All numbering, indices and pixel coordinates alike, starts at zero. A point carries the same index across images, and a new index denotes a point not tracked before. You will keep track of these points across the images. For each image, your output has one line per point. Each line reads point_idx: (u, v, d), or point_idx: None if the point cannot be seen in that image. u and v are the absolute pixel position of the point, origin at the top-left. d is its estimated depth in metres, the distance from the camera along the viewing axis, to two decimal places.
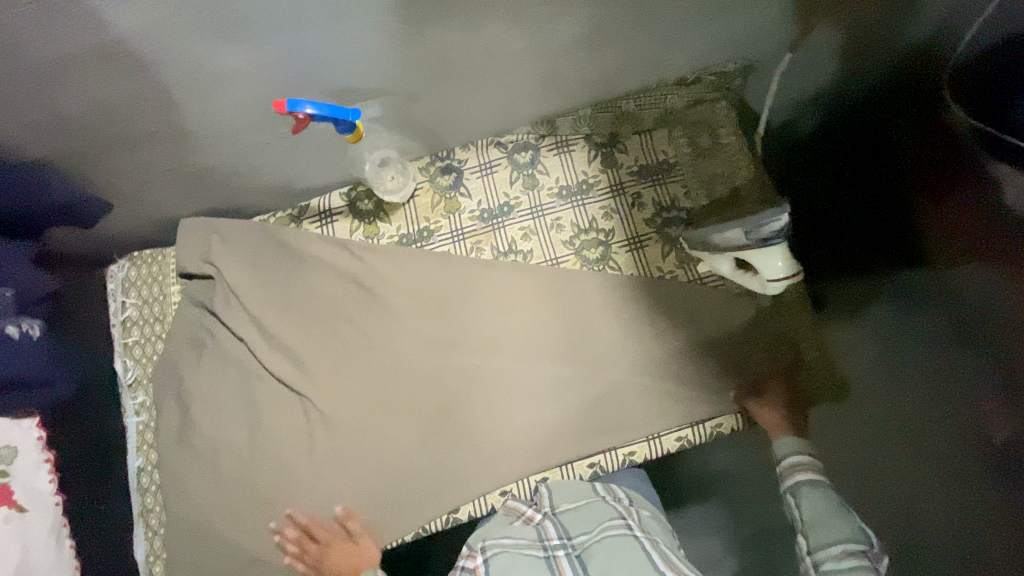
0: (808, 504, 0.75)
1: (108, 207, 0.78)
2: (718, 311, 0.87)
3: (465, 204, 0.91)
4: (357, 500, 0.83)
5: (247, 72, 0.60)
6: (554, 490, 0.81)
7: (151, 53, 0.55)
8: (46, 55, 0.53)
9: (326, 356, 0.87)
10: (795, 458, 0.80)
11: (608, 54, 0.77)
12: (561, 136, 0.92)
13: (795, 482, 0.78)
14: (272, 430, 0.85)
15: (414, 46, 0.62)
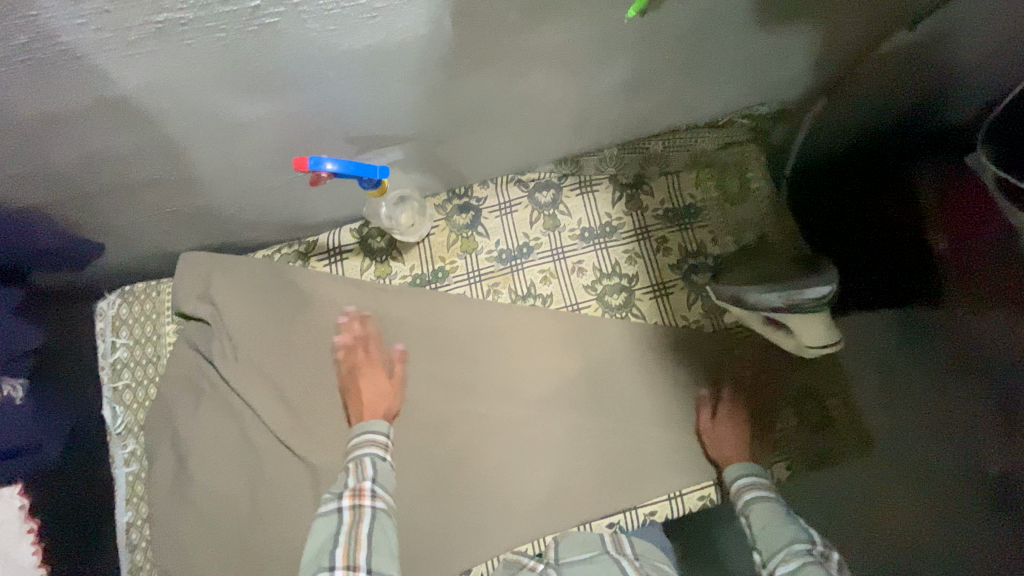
0: (756, 523, 0.70)
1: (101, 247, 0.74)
2: (742, 364, 0.84)
3: (482, 244, 0.86)
4: None
5: (264, 122, 0.54)
6: (561, 541, 0.77)
7: (159, 107, 0.50)
8: (40, 109, 0.47)
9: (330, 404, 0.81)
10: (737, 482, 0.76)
11: (645, 100, 0.73)
12: (585, 175, 0.87)
13: (740, 500, 0.74)
14: (273, 483, 0.80)
15: (447, 96, 0.57)
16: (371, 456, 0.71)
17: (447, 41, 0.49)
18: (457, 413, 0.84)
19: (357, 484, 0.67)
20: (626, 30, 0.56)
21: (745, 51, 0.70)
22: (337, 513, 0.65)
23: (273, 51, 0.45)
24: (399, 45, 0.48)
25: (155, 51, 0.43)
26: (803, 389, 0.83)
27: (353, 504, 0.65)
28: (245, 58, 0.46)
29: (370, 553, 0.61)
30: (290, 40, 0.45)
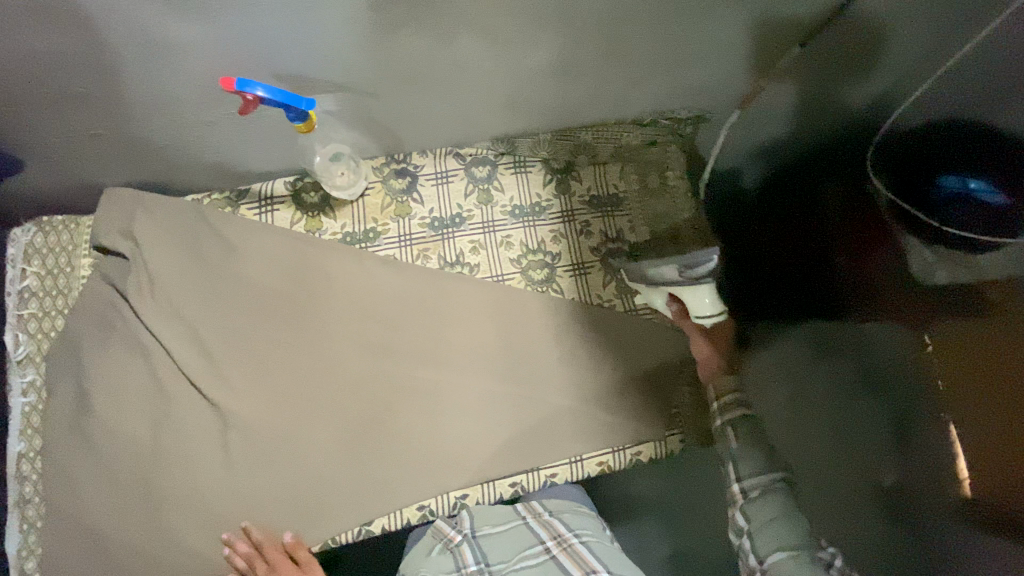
0: (739, 443, 0.72)
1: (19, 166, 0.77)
2: (648, 342, 0.90)
3: (416, 210, 0.90)
4: (263, 505, 0.79)
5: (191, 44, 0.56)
6: (475, 512, 0.81)
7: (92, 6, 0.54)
8: None
9: (244, 346, 0.83)
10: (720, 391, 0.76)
11: (574, 84, 0.79)
12: (519, 155, 0.93)
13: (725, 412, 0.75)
14: (180, 422, 0.80)
15: (375, 43, 0.61)
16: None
17: None
18: (374, 370, 0.86)
19: None
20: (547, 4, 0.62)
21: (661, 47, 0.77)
22: None
23: None
24: None
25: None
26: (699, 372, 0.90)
27: None
28: None
29: None
30: None
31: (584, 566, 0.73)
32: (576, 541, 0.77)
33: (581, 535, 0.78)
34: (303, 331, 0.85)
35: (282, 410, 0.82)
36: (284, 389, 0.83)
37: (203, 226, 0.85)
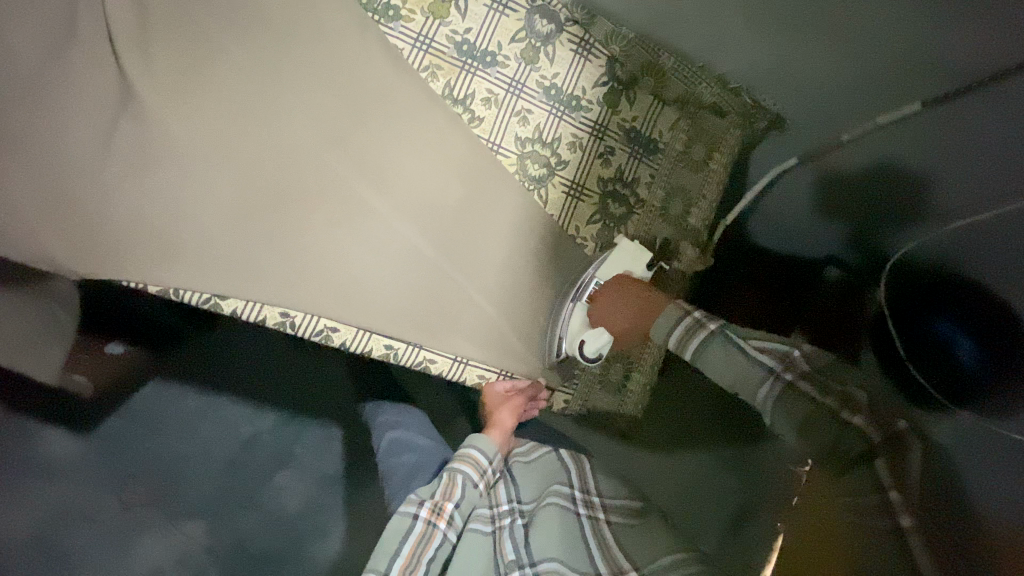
0: (717, 362, 0.71)
1: None
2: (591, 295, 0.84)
3: (452, 20, 0.76)
4: (111, 214, 0.67)
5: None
6: (484, 450, 0.77)
7: None
8: None
9: (193, 39, 0.70)
10: (675, 335, 0.75)
11: None
12: (590, 36, 0.79)
13: (688, 340, 0.74)
14: (75, 72, 0.67)
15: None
16: (469, 474, 0.74)
17: None
18: (311, 152, 0.73)
19: (439, 501, 0.69)
20: None
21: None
22: (413, 518, 0.67)
23: None
24: None
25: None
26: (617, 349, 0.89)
27: (429, 520, 0.68)
28: None
29: (454, 514, 0.70)
30: None
31: (605, 548, 0.69)
32: (603, 518, 0.74)
33: (610, 513, 0.75)
34: (265, 64, 0.72)
35: (189, 129, 0.69)
36: (206, 109, 0.70)
37: None
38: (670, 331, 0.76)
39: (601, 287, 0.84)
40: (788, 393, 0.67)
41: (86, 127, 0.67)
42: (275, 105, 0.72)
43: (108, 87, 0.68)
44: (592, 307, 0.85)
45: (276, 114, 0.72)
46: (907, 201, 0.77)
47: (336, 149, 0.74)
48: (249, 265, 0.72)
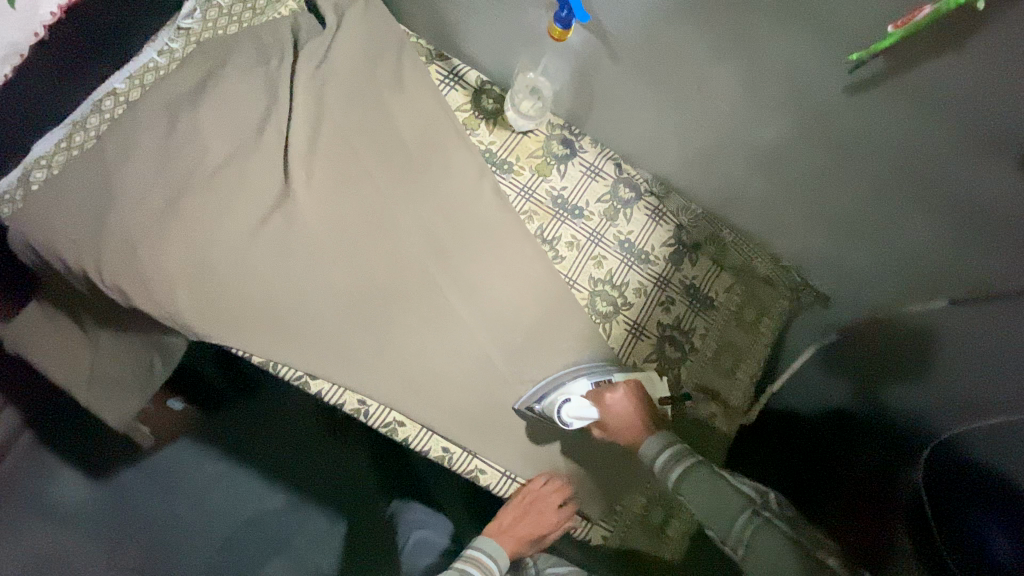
0: (702, 493, 0.76)
1: None
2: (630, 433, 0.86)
3: (554, 178, 0.92)
4: (243, 293, 0.77)
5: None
6: None
7: None
8: None
9: (341, 160, 0.83)
10: (663, 461, 0.79)
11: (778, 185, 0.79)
12: (663, 207, 0.93)
13: (681, 467, 0.78)
14: (247, 171, 0.79)
15: (693, 32, 0.61)
16: None
17: None
18: (413, 264, 0.85)
19: None
20: (830, 101, 0.61)
21: (846, 217, 0.75)
22: None
23: None
24: None
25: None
26: (658, 493, 0.88)
27: None
28: None
29: None
30: None
31: None
32: None
33: None
34: (392, 187, 0.85)
35: (323, 232, 0.81)
36: (338, 217, 0.82)
37: (420, 52, 0.90)
38: (658, 452, 0.80)
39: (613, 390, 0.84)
40: (763, 529, 0.73)
41: (243, 221, 0.79)
42: (394, 221, 0.85)
43: (269, 191, 0.80)
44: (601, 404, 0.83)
45: (393, 229, 0.85)
46: (906, 367, 0.74)
47: (437, 265, 0.86)
48: (340, 356, 0.80)
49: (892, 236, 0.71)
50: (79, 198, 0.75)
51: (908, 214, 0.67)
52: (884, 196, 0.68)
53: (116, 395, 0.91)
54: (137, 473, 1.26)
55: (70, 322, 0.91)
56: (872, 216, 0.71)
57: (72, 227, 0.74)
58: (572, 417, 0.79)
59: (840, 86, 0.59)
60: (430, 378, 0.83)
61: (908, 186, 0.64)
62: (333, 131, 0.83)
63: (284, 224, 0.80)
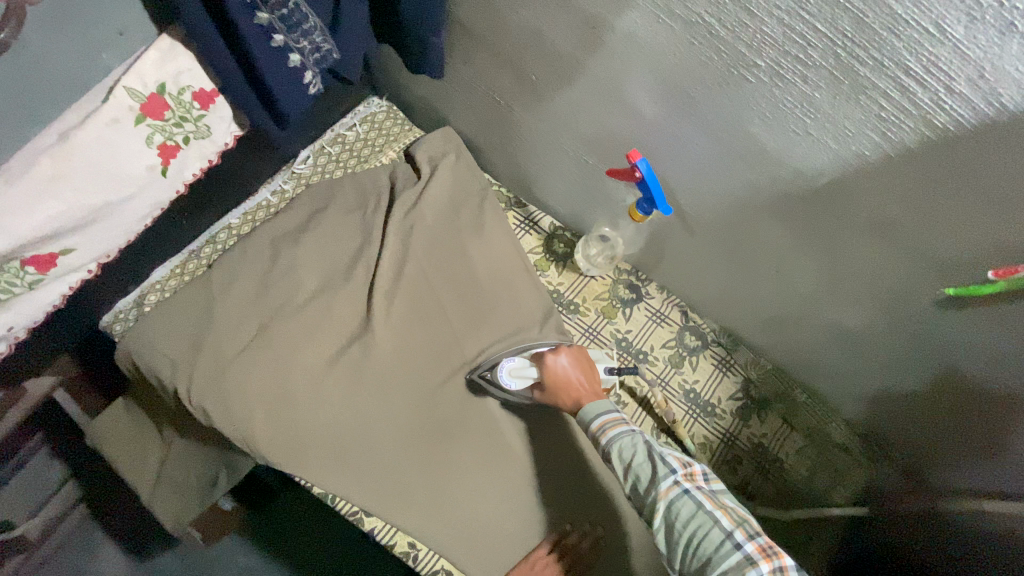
0: (628, 463, 0.63)
1: (427, 87, 0.92)
2: None
3: (619, 321, 0.93)
4: (313, 421, 0.81)
5: (653, 123, 0.62)
6: None
7: (618, 54, 0.58)
8: (541, 22, 0.62)
9: (419, 296, 0.89)
10: (591, 429, 0.68)
11: (854, 358, 0.77)
12: (730, 358, 0.92)
13: (607, 439, 0.65)
14: (334, 304, 0.85)
15: (775, 230, 0.64)
16: None
17: (816, 190, 0.56)
18: (475, 403, 0.86)
19: None
20: (916, 303, 0.61)
21: (925, 406, 0.74)
22: None
23: (741, 98, 0.52)
24: (814, 166, 0.53)
25: (674, 25, 0.50)
26: None
27: None
28: (707, 79, 0.53)
29: None
30: (753, 102, 0.51)
31: None
32: None
33: None
34: (464, 325, 0.89)
35: (395, 366, 0.85)
36: (411, 351, 0.86)
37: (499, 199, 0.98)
38: (594, 417, 0.68)
39: (561, 360, 0.77)
40: (686, 501, 0.59)
41: (323, 351, 0.84)
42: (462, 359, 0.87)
43: (351, 324, 0.86)
44: (546, 372, 0.76)
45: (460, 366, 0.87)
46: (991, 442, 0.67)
47: (499, 405, 0.86)
48: (395, 493, 0.80)
49: (982, 422, 0.67)
50: (182, 322, 0.82)
51: (1007, 425, 0.64)
52: (978, 401, 0.66)
53: (176, 501, 0.94)
54: (177, 561, 1.30)
55: (149, 422, 0.96)
56: (957, 402, 0.69)
57: (173, 348, 0.81)
58: (514, 376, 0.81)
59: (929, 298, 0.59)
60: (481, 526, 0.81)
61: (1001, 395, 0.62)
62: (414, 271, 0.89)
63: (359, 357, 0.84)
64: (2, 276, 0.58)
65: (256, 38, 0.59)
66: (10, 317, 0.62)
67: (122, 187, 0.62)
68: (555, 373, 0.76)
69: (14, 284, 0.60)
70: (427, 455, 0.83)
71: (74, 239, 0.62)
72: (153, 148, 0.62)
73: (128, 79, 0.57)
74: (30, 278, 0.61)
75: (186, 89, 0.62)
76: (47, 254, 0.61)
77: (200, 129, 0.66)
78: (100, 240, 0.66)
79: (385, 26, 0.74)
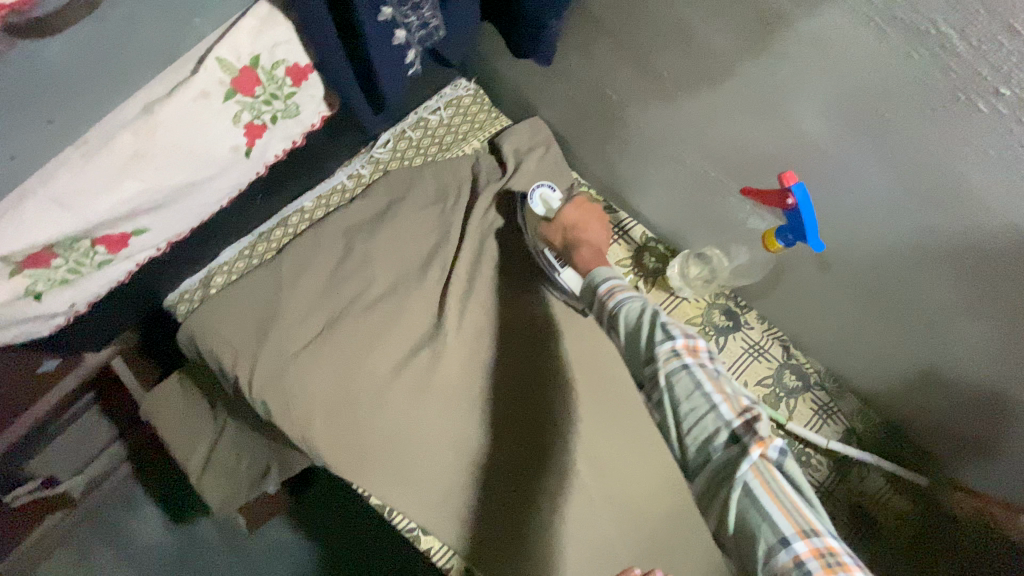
0: (630, 330, 0.58)
1: (523, 73, 0.84)
2: None
3: (711, 350, 0.84)
4: (374, 428, 0.75)
5: (816, 142, 0.53)
6: None
7: (791, 57, 0.48)
8: (692, 13, 0.53)
9: (495, 303, 0.81)
10: (598, 292, 0.63)
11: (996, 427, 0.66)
12: (834, 404, 0.82)
13: (616, 302, 0.61)
14: (406, 304, 0.79)
15: (946, 282, 0.54)
16: None
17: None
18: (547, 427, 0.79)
19: None
20: None
21: None
22: None
23: (960, 124, 0.42)
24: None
25: (892, 34, 0.41)
26: None
27: None
28: (917, 97, 0.43)
29: None
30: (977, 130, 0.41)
31: None
32: None
33: None
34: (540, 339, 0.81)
35: (464, 377, 0.78)
36: (482, 361, 0.80)
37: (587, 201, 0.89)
38: (609, 275, 0.64)
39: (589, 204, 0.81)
40: (683, 375, 0.54)
41: (391, 353, 0.78)
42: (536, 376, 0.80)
43: (421, 327, 0.80)
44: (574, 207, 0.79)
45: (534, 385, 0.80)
46: None
47: None
48: (455, 515, 0.74)
49: None
50: (246, 309, 0.78)
51: None
52: None
53: (224, 487, 0.91)
54: (213, 528, 1.32)
55: (203, 403, 0.93)
56: None
57: (236, 337, 0.76)
58: (539, 200, 0.81)
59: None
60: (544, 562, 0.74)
61: None
62: (492, 275, 0.82)
63: (428, 363, 0.78)
64: (72, 255, 0.54)
65: (366, 11, 0.51)
66: (75, 293, 0.58)
67: (204, 168, 0.56)
68: (577, 213, 0.79)
69: (84, 264, 0.56)
70: (492, 478, 0.76)
71: (149, 220, 0.57)
72: (239, 128, 0.56)
73: (220, 49, 0.51)
74: (99, 258, 0.57)
75: (280, 64, 0.55)
76: (119, 234, 0.56)
77: (288, 108, 0.60)
78: (174, 221, 0.61)
79: (495, 3, 0.66)
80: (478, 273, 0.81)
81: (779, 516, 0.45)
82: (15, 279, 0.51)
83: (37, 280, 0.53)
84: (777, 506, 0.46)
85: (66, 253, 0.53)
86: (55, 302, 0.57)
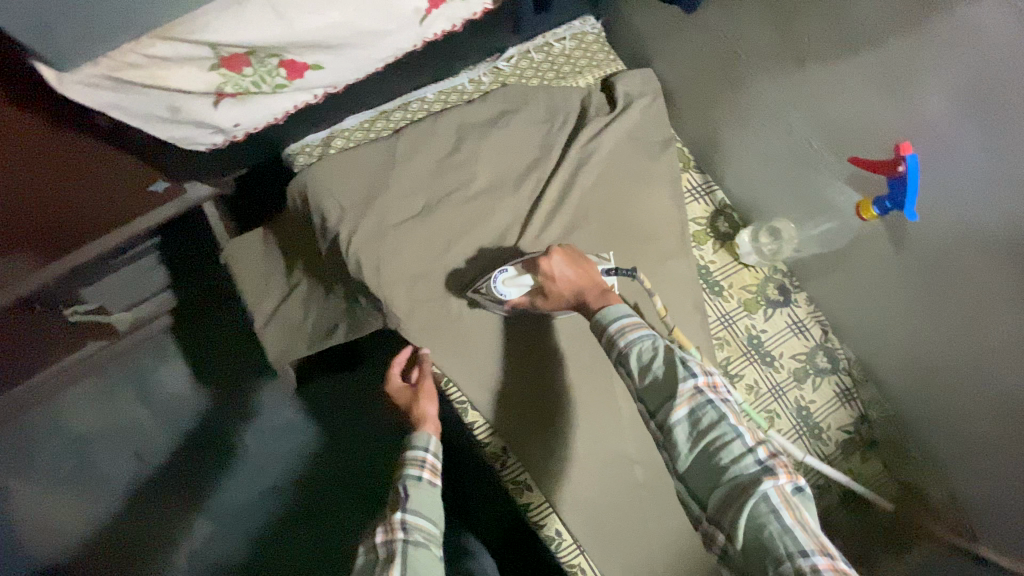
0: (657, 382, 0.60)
1: (657, 24, 0.90)
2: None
3: (757, 317, 0.91)
4: (449, 304, 0.82)
5: (934, 121, 0.62)
6: None
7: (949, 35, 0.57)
8: None
9: (577, 223, 0.87)
10: (608, 329, 0.65)
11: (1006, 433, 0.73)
12: (855, 392, 0.90)
13: (626, 340, 0.62)
14: (499, 204, 0.86)
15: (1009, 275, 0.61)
16: None
17: None
18: None
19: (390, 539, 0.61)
20: None
21: None
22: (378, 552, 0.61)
23: None
24: None
25: None
26: None
27: None
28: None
29: None
30: None
31: None
32: None
33: None
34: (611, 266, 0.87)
35: None
36: None
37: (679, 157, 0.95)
38: (619, 317, 0.65)
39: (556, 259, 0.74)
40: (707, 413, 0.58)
41: (477, 244, 0.84)
42: None
43: (508, 229, 0.86)
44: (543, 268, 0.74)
45: None
46: None
47: None
48: (503, 397, 0.82)
49: None
50: (358, 174, 0.84)
51: None
52: None
53: (284, 336, 0.98)
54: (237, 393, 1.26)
55: (281, 258, 1.00)
56: None
57: (344, 195, 0.83)
58: (508, 286, 0.78)
59: None
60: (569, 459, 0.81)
61: None
62: (582, 198, 0.88)
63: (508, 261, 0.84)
64: (260, 69, 0.62)
65: None
66: (242, 113, 0.65)
67: (384, 21, 0.62)
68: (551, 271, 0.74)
69: (266, 83, 0.63)
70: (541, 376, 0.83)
71: (325, 58, 0.64)
72: None
73: None
74: (278, 82, 0.64)
75: None
76: (300, 63, 0.63)
77: None
78: (344, 69, 0.67)
79: None
80: (570, 192, 0.87)
81: (803, 537, 0.51)
82: (213, 75, 0.60)
83: (228, 83, 0.61)
84: (794, 521, 0.52)
85: (256, 65, 0.61)
86: (224, 113, 0.64)
